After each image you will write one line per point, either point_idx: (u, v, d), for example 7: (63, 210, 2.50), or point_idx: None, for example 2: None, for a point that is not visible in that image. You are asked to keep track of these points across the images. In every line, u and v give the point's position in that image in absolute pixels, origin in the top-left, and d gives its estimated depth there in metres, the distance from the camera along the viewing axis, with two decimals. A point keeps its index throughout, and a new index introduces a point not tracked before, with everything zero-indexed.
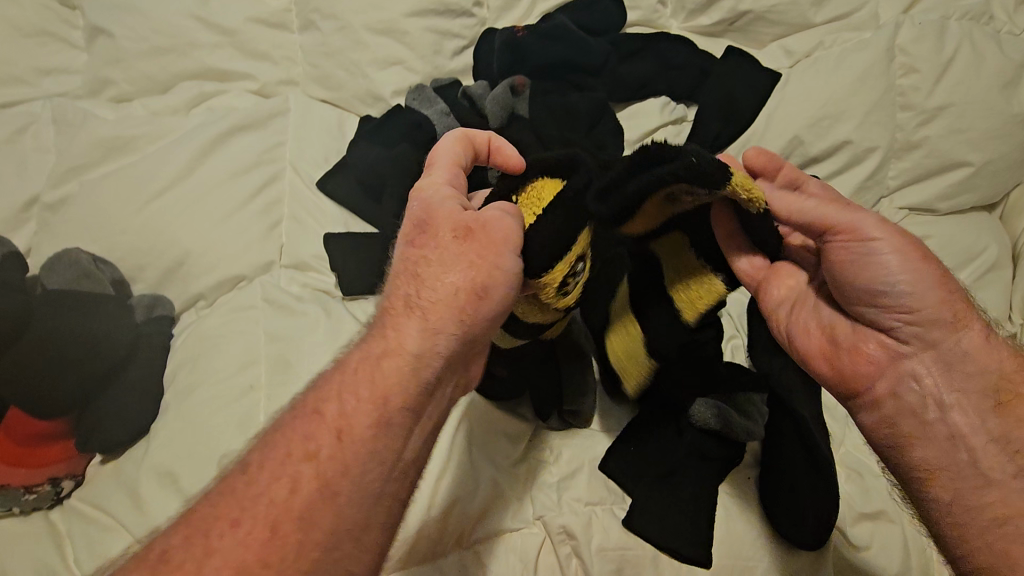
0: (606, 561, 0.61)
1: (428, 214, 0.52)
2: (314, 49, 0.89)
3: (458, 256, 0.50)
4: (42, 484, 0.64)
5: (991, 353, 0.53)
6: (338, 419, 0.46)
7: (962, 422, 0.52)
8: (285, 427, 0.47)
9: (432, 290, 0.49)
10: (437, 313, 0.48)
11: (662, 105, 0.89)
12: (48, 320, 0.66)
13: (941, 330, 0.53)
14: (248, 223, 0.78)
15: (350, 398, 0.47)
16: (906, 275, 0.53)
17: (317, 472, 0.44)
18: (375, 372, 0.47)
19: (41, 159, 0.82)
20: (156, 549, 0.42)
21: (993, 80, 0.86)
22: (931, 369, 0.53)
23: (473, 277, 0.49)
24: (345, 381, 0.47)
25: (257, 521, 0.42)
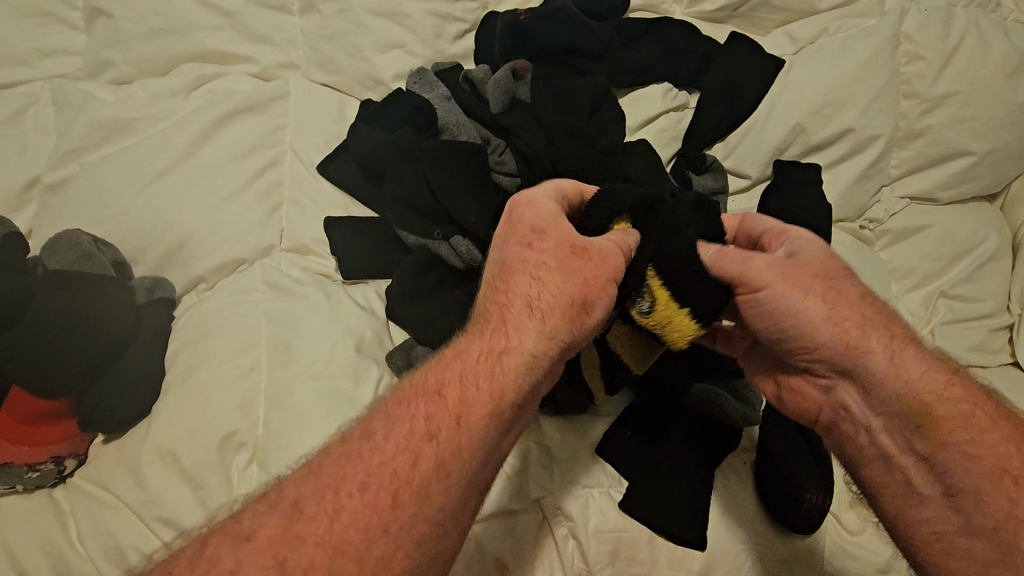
0: (603, 543, 0.62)
1: (546, 223, 0.55)
2: (315, 32, 0.89)
3: (579, 266, 0.52)
4: (45, 462, 0.65)
5: (907, 374, 0.52)
6: (458, 405, 0.47)
7: (888, 442, 0.53)
8: (409, 402, 0.48)
9: (548, 294, 0.51)
10: (553, 318, 0.50)
11: (664, 91, 0.89)
12: (46, 301, 0.66)
13: (850, 357, 0.54)
14: (248, 206, 0.78)
15: (471, 385, 0.48)
16: (796, 323, 0.55)
17: (436, 453, 0.45)
18: (496, 367, 0.49)
19: (41, 141, 0.82)
20: (288, 497, 0.43)
21: (999, 68, 0.85)
22: (856, 398, 0.54)
23: (588, 289, 0.52)
24: (465, 370, 0.49)
25: (381, 487, 0.43)
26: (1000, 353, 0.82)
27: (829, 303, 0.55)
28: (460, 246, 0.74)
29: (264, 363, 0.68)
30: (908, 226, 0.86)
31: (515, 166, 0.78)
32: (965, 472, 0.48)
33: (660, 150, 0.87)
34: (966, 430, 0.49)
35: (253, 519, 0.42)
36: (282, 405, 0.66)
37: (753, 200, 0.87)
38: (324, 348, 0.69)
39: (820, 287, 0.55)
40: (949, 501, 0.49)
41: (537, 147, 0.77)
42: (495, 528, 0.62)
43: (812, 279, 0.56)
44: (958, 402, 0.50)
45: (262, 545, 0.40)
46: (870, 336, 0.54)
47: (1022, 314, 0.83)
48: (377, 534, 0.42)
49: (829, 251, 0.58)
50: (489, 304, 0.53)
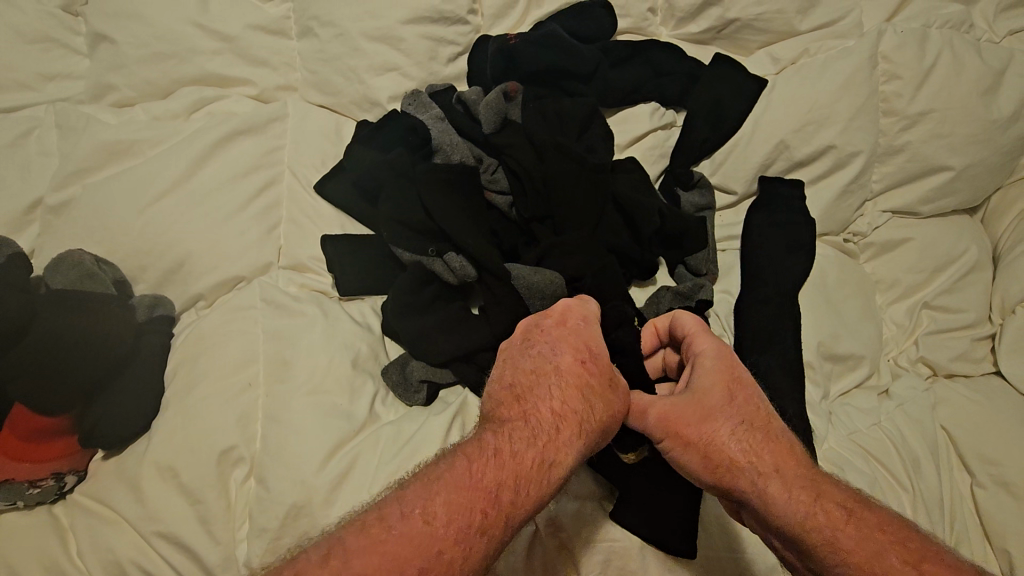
0: (595, 553, 0.64)
1: (592, 352, 0.61)
2: (313, 55, 0.91)
3: (615, 397, 0.60)
4: (45, 479, 0.67)
5: (781, 507, 0.54)
6: (509, 499, 0.50)
7: (789, 558, 0.55)
8: (467, 495, 0.48)
9: (591, 398, 0.57)
10: (595, 424, 0.57)
11: (651, 111, 0.91)
12: (48, 319, 0.68)
13: (732, 493, 0.56)
14: (248, 225, 0.80)
15: (523, 491, 0.51)
16: (683, 464, 0.58)
17: (484, 550, 0.47)
18: (544, 476, 0.52)
19: (45, 163, 0.84)
20: (354, 573, 0.43)
21: (974, 86, 0.88)
22: (752, 522, 0.57)
23: (618, 396, 0.60)
24: (519, 473, 0.51)
25: (437, 574, 0.44)
26: (983, 362, 0.84)
27: (707, 444, 0.57)
28: (454, 263, 0.76)
29: (263, 380, 0.69)
30: (891, 240, 0.88)
31: (507, 184, 0.81)
32: None
33: (649, 168, 0.89)
34: (839, 555, 0.51)
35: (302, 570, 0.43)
36: (281, 421, 0.67)
37: (738, 216, 0.90)
38: (322, 365, 0.70)
39: (697, 432, 0.58)
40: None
41: (527, 167, 0.79)
42: None
43: (685, 425, 0.58)
44: (822, 528, 0.52)
45: None
46: (741, 473, 0.55)
47: (1002, 324, 0.85)
48: None
49: (720, 382, 0.59)
50: (541, 407, 0.56)
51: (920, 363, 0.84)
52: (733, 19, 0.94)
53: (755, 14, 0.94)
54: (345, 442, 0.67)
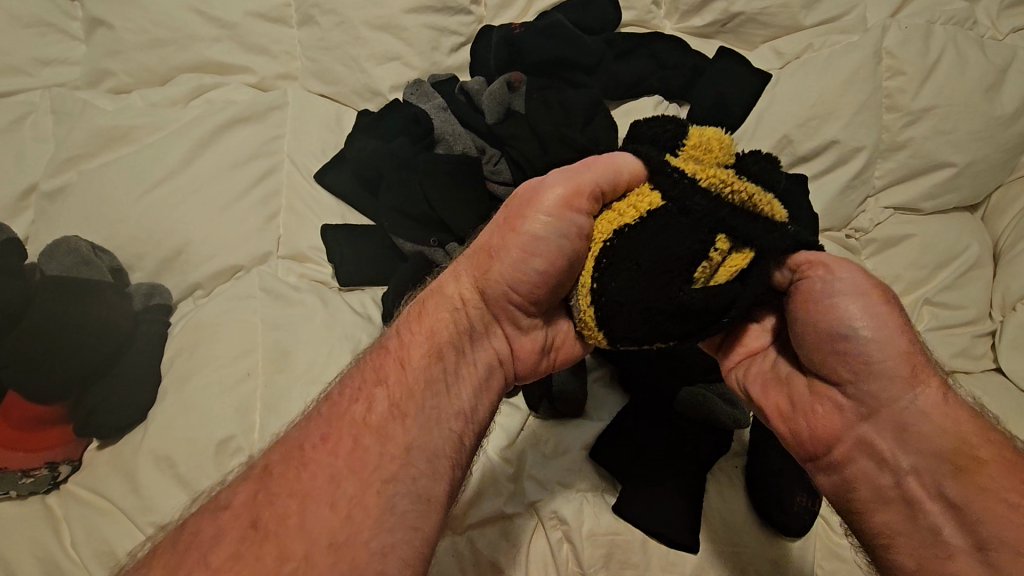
0: (596, 547, 0.62)
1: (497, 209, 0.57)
2: (314, 44, 0.90)
3: (497, 214, 0.55)
4: (39, 468, 0.65)
5: (947, 423, 0.47)
6: (398, 350, 0.51)
7: (916, 487, 0.47)
8: (367, 367, 0.50)
9: (482, 251, 0.54)
10: (503, 277, 0.53)
11: (655, 103, 0.90)
12: (45, 307, 0.66)
13: (894, 385, 0.48)
14: (247, 213, 0.79)
15: (408, 336, 0.51)
16: (869, 327, 0.48)
17: (388, 395, 0.47)
18: (428, 318, 0.52)
19: (39, 148, 0.83)
20: (260, 463, 0.44)
21: (978, 83, 0.88)
22: (887, 435, 0.48)
23: (506, 248, 0.53)
24: (407, 327, 0.52)
25: (342, 435, 0.45)
26: (983, 359, 0.84)
27: (898, 327, 0.49)
28: (455, 253, 0.76)
29: (262, 368, 0.68)
30: (893, 236, 0.88)
31: (509, 175, 0.81)
32: (1004, 527, 0.43)
33: None
34: (1009, 488, 0.44)
35: (230, 490, 0.42)
36: (280, 411, 0.66)
37: None
38: (321, 354, 0.70)
39: (900, 308, 0.50)
40: (980, 556, 0.44)
41: (531, 158, 0.79)
42: (488, 532, 0.63)
43: (895, 296, 0.50)
44: (990, 452, 0.46)
45: (236, 511, 0.40)
46: (923, 371, 0.48)
47: (1002, 322, 0.85)
48: (347, 477, 0.43)
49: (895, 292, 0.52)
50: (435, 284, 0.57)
51: None
52: (737, 13, 0.94)
53: (758, 9, 0.94)
54: None
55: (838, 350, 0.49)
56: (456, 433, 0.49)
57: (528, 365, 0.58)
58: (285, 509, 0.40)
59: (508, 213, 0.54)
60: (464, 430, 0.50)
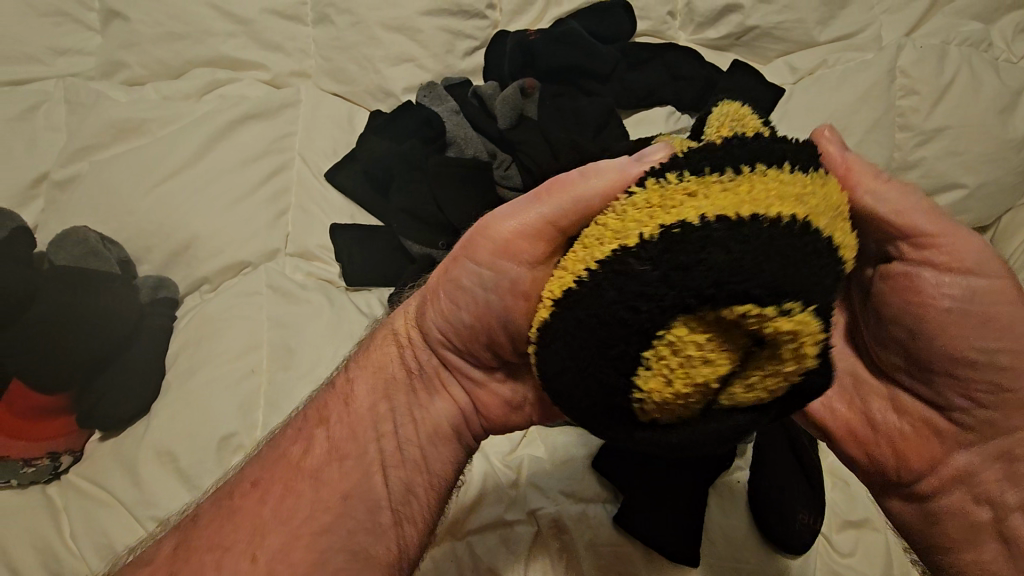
0: (598, 557, 0.62)
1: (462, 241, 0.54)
2: (328, 43, 0.91)
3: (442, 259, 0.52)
4: (41, 458, 0.64)
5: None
6: (343, 390, 0.51)
7: (1022, 525, 0.49)
8: (309, 403, 0.51)
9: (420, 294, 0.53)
10: (435, 323, 0.51)
11: (667, 114, 0.91)
12: (51, 298, 0.66)
13: (1019, 417, 0.49)
14: (255, 210, 0.79)
15: (351, 371, 0.52)
16: (1000, 344, 0.48)
17: (328, 436, 0.48)
18: (365, 356, 0.53)
19: (51, 137, 0.83)
20: (191, 517, 0.45)
21: (991, 105, 0.88)
22: (998, 469, 0.50)
23: (440, 297, 0.50)
24: (348, 363, 0.54)
25: (275, 479, 0.46)
26: None
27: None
28: None
29: (266, 367, 0.68)
30: None
31: (520, 180, 0.81)
32: None
33: None
34: None
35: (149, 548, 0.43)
36: (283, 410, 0.66)
37: None
38: (327, 353, 0.69)
39: None
40: None
41: (541, 163, 0.79)
42: (488, 538, 0.62)
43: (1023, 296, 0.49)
44: None
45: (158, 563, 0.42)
46: None
47: None
48: (271, 531, 0.43)
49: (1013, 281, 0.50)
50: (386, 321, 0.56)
51: None
52: (752, 26, 0.94)
53: (774, 23, 0.94)
54: None
55: (960, 361, 0.49)
56: (403, 481, 0.49)
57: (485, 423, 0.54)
58: (205, 546, 0.42)
59: (451, 259, 0.50)
60: (417, 479, 0.50)
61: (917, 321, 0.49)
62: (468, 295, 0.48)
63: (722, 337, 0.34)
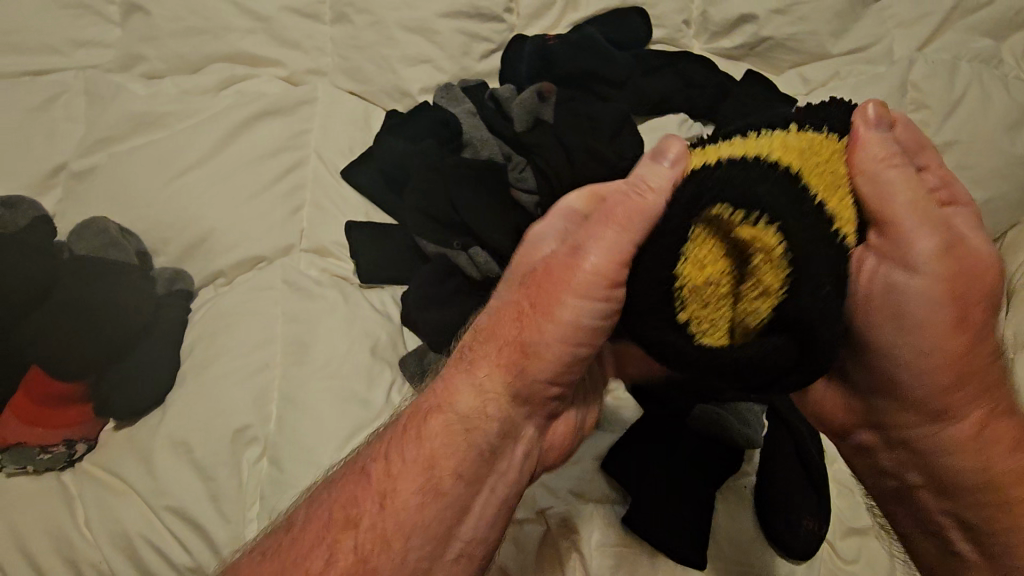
0: (605, 558, 0.62)
1: (526, 263, 0.53)
2: (347, 42, 0.91)
3: (531, 291, 0.50)
4: (56, 445, 0.65)
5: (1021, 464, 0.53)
6: (383, 482, 0.47)
7: (932, 506, 0.56)
8: (344, 484, 0.48)
9: (492, 343, 0.50)
10: (541, 373, 0.49)
11: (680, 122, 0.91)
12: (71, 289, 0.66)
13: (925, 414, 0.54)
14: (272, 205, 0.80)
15: (394, 458, 0.48)
16: (922, 341, 0.51)
17: (355, 544, 0.45)
18: (420, 431, 0.49)
19: (69, 128, 0.83)
20: None
21: (1000, 121, 0.89)
22: (897, 454, 0.57)
23: (543, 342, 0.48)
24: (390, 442, 0.49)
25: None
26: None
27: (944, 339, 0.51)
28: (478, 257, 0.76)
29: (281, 360, 0.69)
30: None
31: (534, 183, 0.80)
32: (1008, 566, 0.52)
33: None
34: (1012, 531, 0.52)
35: None
36: (297, 404, 0.66)
37: None
38: (341, 348, 0.70)
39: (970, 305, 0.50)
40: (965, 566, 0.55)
41: (557, 166, 0.80)
42: (498, 536, 0.63)
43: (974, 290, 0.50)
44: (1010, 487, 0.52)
45: None
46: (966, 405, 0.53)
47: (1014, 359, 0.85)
48: None
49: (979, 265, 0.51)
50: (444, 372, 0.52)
51: None
52: (765, 37, 0.96)
53: (787, 34, 0.95)
54: (363, 427, 0.66)
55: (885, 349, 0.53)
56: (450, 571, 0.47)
57: (551, 457, 0.56)
58: None
59: (545, 303, 0.49)
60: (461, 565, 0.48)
61: (862, 299, 0.52)
62: (568, 341, 0.48)
63: (734, 253, 0.43)
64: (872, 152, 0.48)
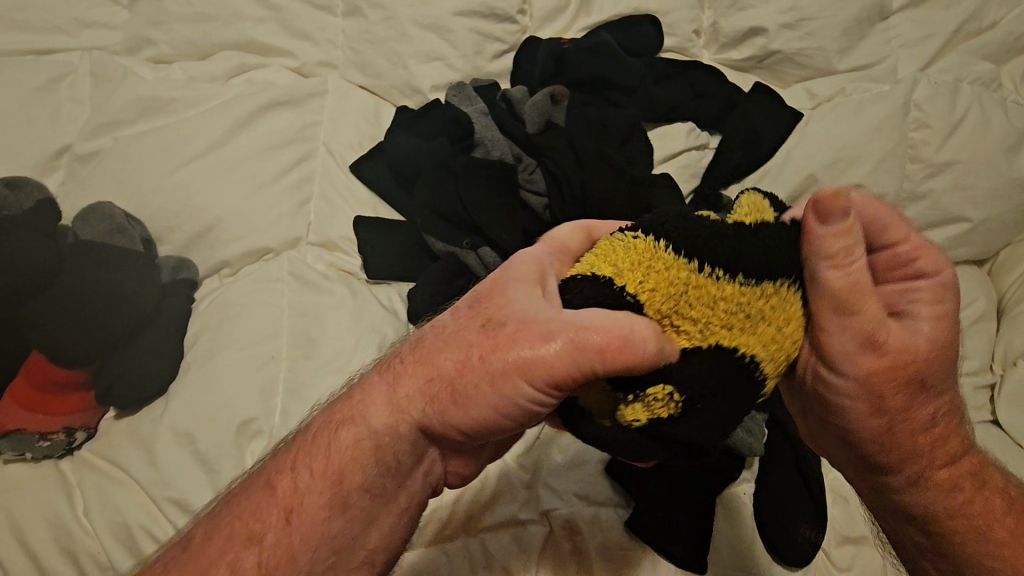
0: (608, 561, 0.63)
1: (489, 288, 0.49)
2: (359, 36, 0.91)
3: (480, 334, 0.46)
4: (56, 433, 0.64)
5: (993, 509, 0.49)
6: (289, 498, 0.45)
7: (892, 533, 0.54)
8: (246, 497, 0.46)
9: (427, 366, 0.47)
10: (462, 422, 0.46)
11: (688, 130, 0.92)
12: (74, 274, 0.65)
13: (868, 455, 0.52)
14: (279, 197, 0.79)
15: (304, 473, 0.46)
16: (841, 389, 0.50)
17: (257, 560, 0.43)
18: (331, 442, 0.46)
19: (74, 109, 0.82)
20: None
21: (999, 143, 0.91)
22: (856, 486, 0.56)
23: (478, 392, 0.45)
24: (301, 453, 0.47)
25: None
26: (981, 410, 0.86)
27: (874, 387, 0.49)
28: (487, 258, 0.77)
29: (287, 353, 0.68)
30: None
31: (543, 185, 0.82)
32: None
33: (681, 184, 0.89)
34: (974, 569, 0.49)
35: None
36: (303, 398, 0.66)
37: None
38: (348, 344, 0.69)
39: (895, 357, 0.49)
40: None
41: (566, 168, 0.81)
42: (502, 537, 0.63)
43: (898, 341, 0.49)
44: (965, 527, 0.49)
45: None
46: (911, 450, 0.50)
47: (1003, 375, 0.88)
48: None
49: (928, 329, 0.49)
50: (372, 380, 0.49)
51: None
52: (774, 51, 0.97)
53: (795, 49, 0.97)
54: None
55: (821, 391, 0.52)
56: None
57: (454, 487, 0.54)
58: None
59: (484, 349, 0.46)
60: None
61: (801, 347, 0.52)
62: (504, 405, 0.45)
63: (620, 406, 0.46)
64: (823, 246, 0.46)
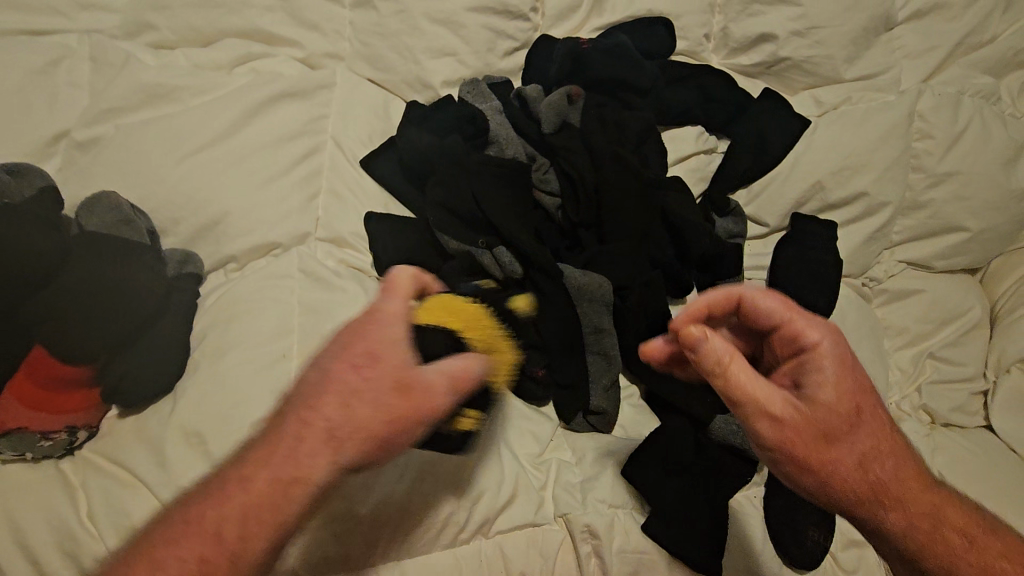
0: (624, 563, 0.64)
1: (385, 350, 0.50)
2: (369, 28, 0.89)
3: (392, 399, 0.49)
4: (58, 432, 0.61)
5: (956, 546, 0.54)
6: (234, 547, 0.47)
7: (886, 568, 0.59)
8: (193, 554, 0.47)
9: (352, 425, 0.49)
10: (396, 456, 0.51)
11: (697, 134, 0.93)
12: (80, 268, 0.63)
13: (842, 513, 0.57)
14: (287, 191, 0.77)
15: (243, 522, 0.47)
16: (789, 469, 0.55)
17: None
18: (271, 499, 0.48)
19: (73, 95, 0.79)
20: None
21: (998, 155, 0.93)
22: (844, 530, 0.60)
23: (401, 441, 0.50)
24: (240, 503, 0.48)
25: None
26: (975, 415, 0.89)
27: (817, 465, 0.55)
28: (503, 257, 0.76)
29: (299, 352, 0.66)
30: (905, 289, 0.92)
31: (558, 185, 0.81)
32: None
33: (690, 187, 0.90)
34: None
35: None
36: None
37: (766, 247, 0.92)
38: None
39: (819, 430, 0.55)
40: None
41: (582, 169, 0.80)
42: (518, 540, 0.64)
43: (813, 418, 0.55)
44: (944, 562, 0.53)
45: None
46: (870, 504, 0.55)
47: (995, 382, 0.89)
48: None
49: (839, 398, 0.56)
50: (288, 440, 0.49)
51: (921, 410, 0.87)
52: (783, 58, 0.98)
53: (804, 57, 0.97)
54: None
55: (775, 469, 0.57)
56: None
57: None
58: None
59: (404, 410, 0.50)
60: None
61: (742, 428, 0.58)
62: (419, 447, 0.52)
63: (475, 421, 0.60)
64: (715, 353, 0.54)
